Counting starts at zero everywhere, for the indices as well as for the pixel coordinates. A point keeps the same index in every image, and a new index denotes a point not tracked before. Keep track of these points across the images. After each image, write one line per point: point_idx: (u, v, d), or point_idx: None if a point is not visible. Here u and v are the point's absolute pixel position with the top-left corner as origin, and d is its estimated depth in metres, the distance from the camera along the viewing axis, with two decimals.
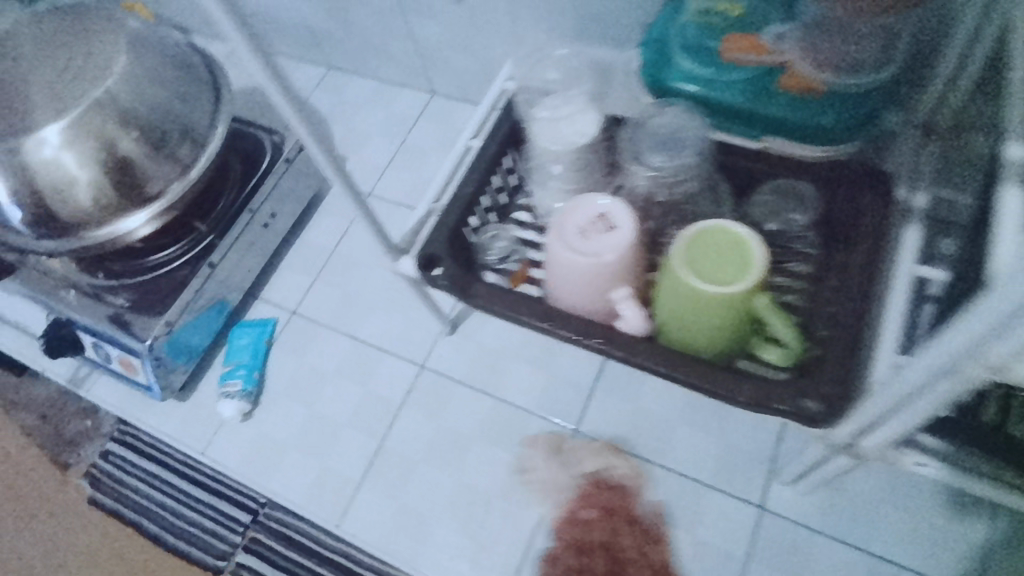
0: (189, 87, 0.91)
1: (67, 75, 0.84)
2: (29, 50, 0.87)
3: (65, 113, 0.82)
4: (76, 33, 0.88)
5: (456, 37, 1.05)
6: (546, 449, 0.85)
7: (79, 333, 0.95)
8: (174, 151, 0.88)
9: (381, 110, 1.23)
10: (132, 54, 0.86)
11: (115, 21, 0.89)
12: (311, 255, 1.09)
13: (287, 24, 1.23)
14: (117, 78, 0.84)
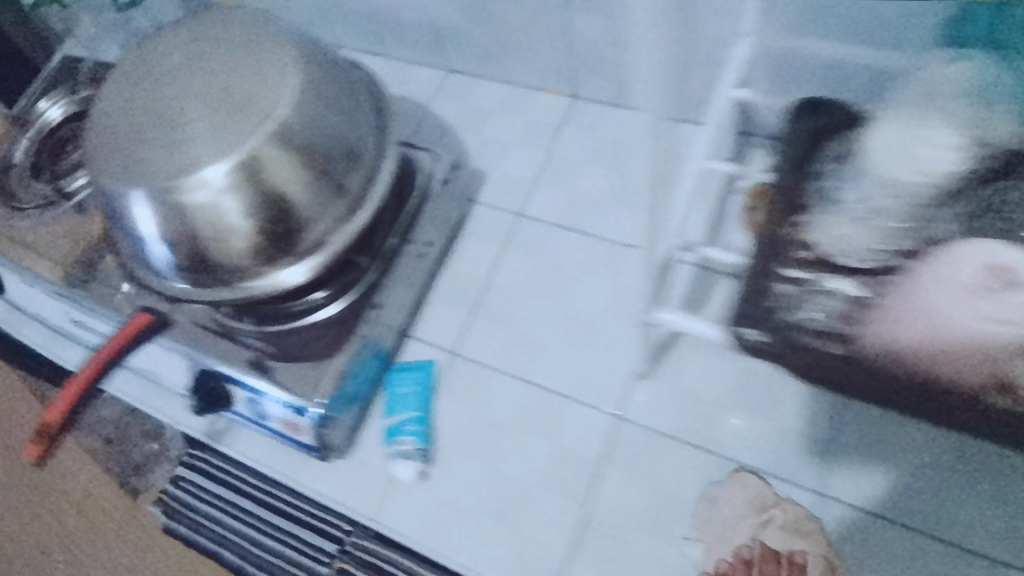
0: (355, 106, 0.79)
1: (228, 104, 0.72)
2: (177, 71, 0.75)
3: (231, 147, 0.70)
4: (230, 49, 0.76)
5: (631, 34, 0.92)
6: (741, 499, 0.78)
7: (230, 385, 0.85)
8: (342, 181, 0.76)
9: (515, 115, 1.09)
10: (303, 74, 0.75)
11: (273, 33, 0.78)
12: (464, 286, 0.98)
13: (408, 23, 1.10)
14: (289, 104, 0.73)
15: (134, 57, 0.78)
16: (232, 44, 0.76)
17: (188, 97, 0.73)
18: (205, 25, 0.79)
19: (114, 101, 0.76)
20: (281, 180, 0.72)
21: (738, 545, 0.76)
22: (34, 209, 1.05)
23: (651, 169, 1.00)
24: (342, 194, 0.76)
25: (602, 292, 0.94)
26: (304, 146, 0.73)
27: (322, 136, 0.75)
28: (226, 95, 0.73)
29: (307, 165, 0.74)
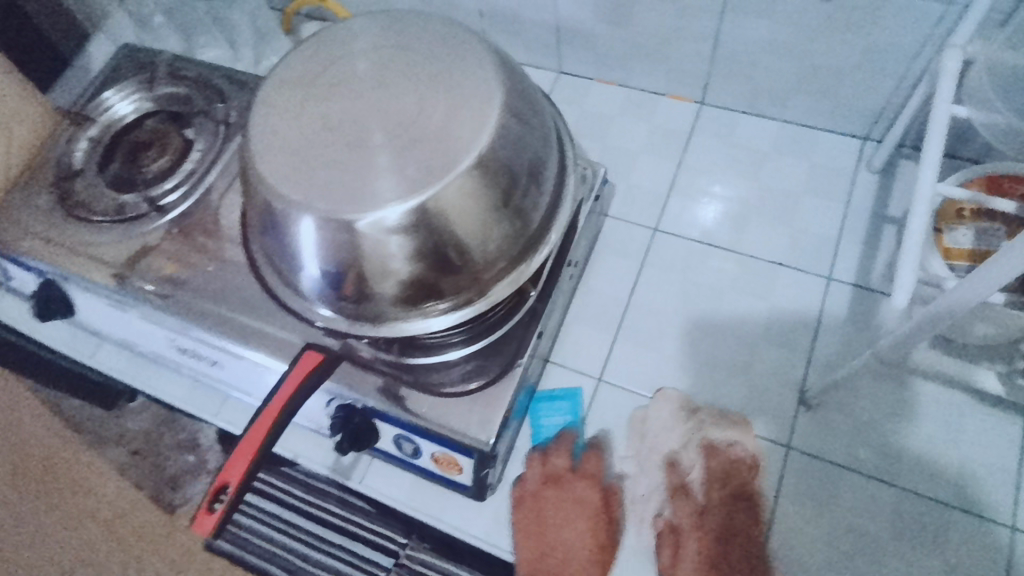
0: (542, 128, 0.72)
1: (418, 122, 0.65)
2: (353, 81, 0.66)
3: (425, 179, 0.62)
4: (416, 61, 0.68)
5: (793, 43, 0.88)
6: (668, 406, 0.85)
7: (377, 421, 0.77)
8: (523, 204, 0.69)
9: (638, 122, 1.04)
10: (502, 93, 0.67)
11: (462, 44, 0.70)
12: (603, 303, 0.92)
13: (528, 21, 1.04)
14: (490, 131, 0.65)
15: (295, 57, 0.70)
16: (413, 48, 0.69)
17: (370, 115, 0.65)
18: (377, 27, 0.71)
19: (275, 107, 0.67)
20: (465, 219, 0.65)
21: (673, 447, 0.83)
22: (109, 221, 0.91)
23: (792, 183, 0.96)
24: (522, 231, 0.70)
25: (756, 314, 0.89)
26: (499, 173, 0.66)
27: (512, 162, 0.67)
28: (416, 117, 0.65)
29: (494, 186, 0.65)
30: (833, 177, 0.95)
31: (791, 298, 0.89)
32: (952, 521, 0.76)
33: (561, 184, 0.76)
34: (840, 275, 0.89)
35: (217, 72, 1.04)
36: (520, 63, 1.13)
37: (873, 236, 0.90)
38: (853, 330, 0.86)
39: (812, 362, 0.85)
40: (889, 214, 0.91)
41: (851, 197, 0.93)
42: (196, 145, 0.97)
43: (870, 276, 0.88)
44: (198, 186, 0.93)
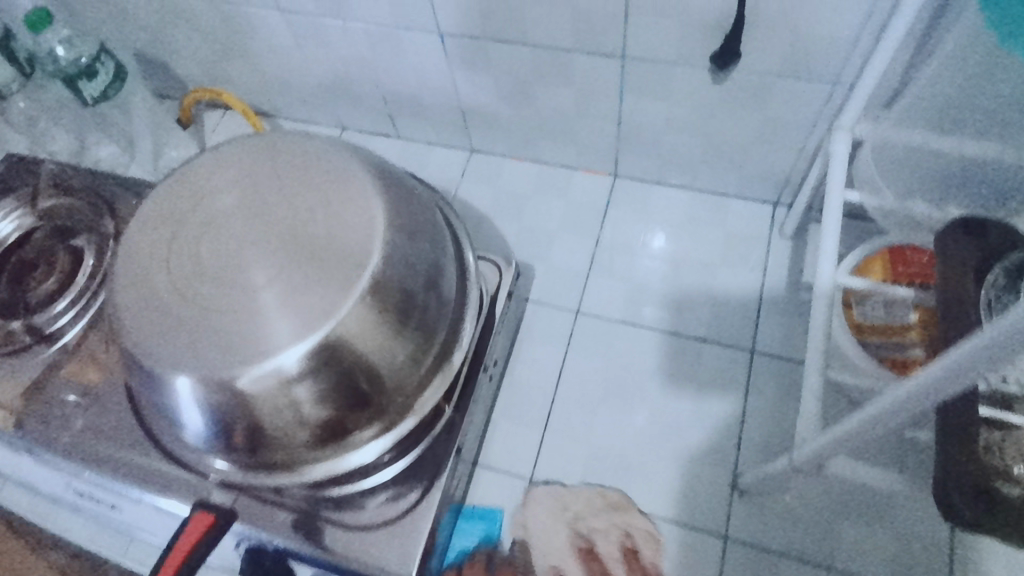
0: (438, 236, 0.67)
1: (299, 246, 0.59)
2: (225, 211, 0.61)
3: (317, 315, 0.56)
4: (289, 184, 0.62)
5: (694, 123, 0.87)
6: (542, 509, 0.82)
7: (291, 563, 0.72)
8: (430, 320, 0.63)
9: (554, 199, 1.03)
10: (384, 210, 0.61)
11: (338, 159, 0.64)
12: (530, 397, 0.89)
13: (431, 105, 1.02)
14: (376, 253, 0.58)
15: (160, 195, 0.64)
16: (287, 165, 0.64)
17: (243, 251, 0.59)
18: (244, 150, 0.65)
19: (141, 256, 0.61)
20: (369, 353, 0.58)
21: (561, 545, 0.80)
22: None
23: (709, 254, 0.95)
24: (431, 350, 0.63)
25: (684, 395, 0.87)
26: (394, 297, 0.59)
27: (413, 279, 0.61)
28: (295, 246, 0.59)
29: (393, 306, 0.59)
30: (749, 245, 0.95)
31: (716, 376, 0.87)
32: None
33: (470, 287, 0.70)
34: (763, 348, 0.88)
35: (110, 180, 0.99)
36: (431, 142, 1.10)
37: (792, 304, 0.90)
38: (780, 403, 0.85)
39: (742, 443, 0.83)
40: (805, 280, 0.91)
41: (767, 265, 0.93)
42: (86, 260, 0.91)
43: (792, 345, 0.88)
44: (91, 304, 0.87)
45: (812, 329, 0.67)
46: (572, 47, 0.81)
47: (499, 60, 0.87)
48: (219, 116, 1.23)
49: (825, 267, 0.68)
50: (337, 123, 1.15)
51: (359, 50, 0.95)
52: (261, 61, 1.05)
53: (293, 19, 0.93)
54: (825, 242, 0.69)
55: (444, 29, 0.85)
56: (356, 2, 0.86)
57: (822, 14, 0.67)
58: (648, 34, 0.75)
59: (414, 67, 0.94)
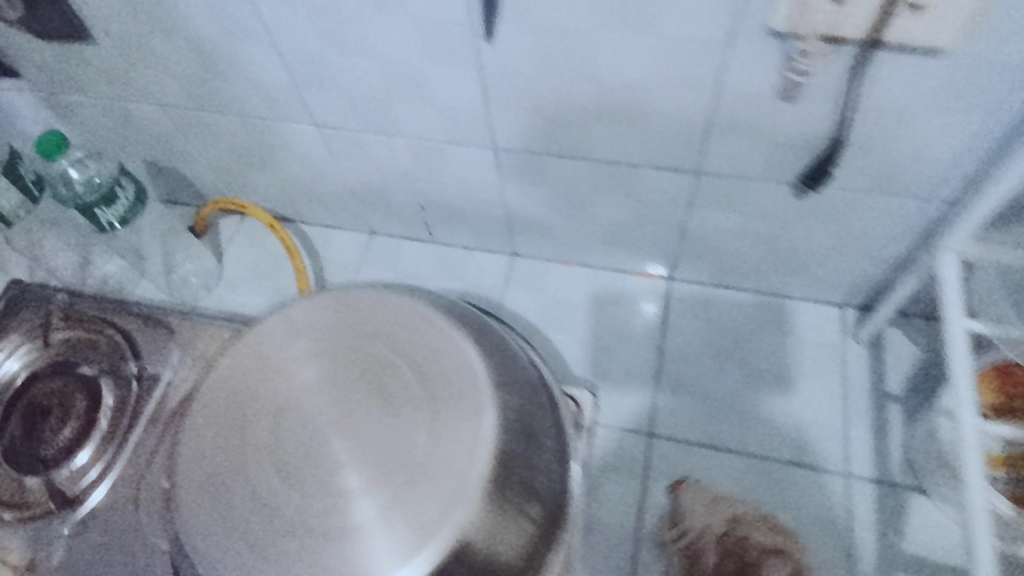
0: (544, 392, 0.58)
1: (398, 437, 0.51)
2: (308, 394, 0.54)
3: (429, 524, 0.48)
4: (377, 356, 0.55)
5: (766, 233, 0.82)
6: (699, 495, 0.82)
7: None
8: (542, 493, 0.54)
9: (609, 307, 0.97)
10: (490, 380, 0.54)
11: (427, 317, 0.57)
12: (609, 537, 0.82)
13: (474, 213, 0.96)
14: (488, 439, 0.51)
15: (224, 368, 0.57)
16: (367, 330, 0.57)
17: (333, 444, 0.51)
18: (318, 311, 0.58)
19: (211, 450, 0.53)
20: (484, 554, 0.50)
21: (712, 532, 0.80)
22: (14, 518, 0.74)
23: (783, 364, 0.89)
24: (548, 534, 0.54)
25: (780, 529, 0.80)
26: (508, 484, 0.51)
27: (526, 459, 0.53)
28: (394, 437, 0.51)
29: (505, 492, 0.51)
30: (824, 354, 0.89)
31: (809, 504, 0.81)
32: None
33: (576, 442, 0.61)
34: (859, 471, 0.82)
35: (121, 307, 0.85)
36: (470, 246, 1.04)
37: (880, 418, 0.84)
38: (884, 537, 0.78)
39: None
40: (890, 391, 0.85)
41: (846, 375, 0.87)
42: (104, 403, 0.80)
43: (887, 467, 0.82)
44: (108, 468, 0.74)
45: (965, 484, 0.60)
46: (639, 163, 0.76)
47: (556, 174, 0.82)
48: (235, 224, 1.14)
49: (964, 411, 0.61)
50: (365, 227, 1.08)
51: (401, 164, 0.89)
52: (288, 172, 0.99)
53: (329, 134, 0.87)
54: (960, 378, 0.62)
55: (498, 144, 0.80)
56: (403, 120, 0.80)
57: (926, 140, 0.63)
58: (728, 153, 0.71)
59: (460, 179, 0.89)
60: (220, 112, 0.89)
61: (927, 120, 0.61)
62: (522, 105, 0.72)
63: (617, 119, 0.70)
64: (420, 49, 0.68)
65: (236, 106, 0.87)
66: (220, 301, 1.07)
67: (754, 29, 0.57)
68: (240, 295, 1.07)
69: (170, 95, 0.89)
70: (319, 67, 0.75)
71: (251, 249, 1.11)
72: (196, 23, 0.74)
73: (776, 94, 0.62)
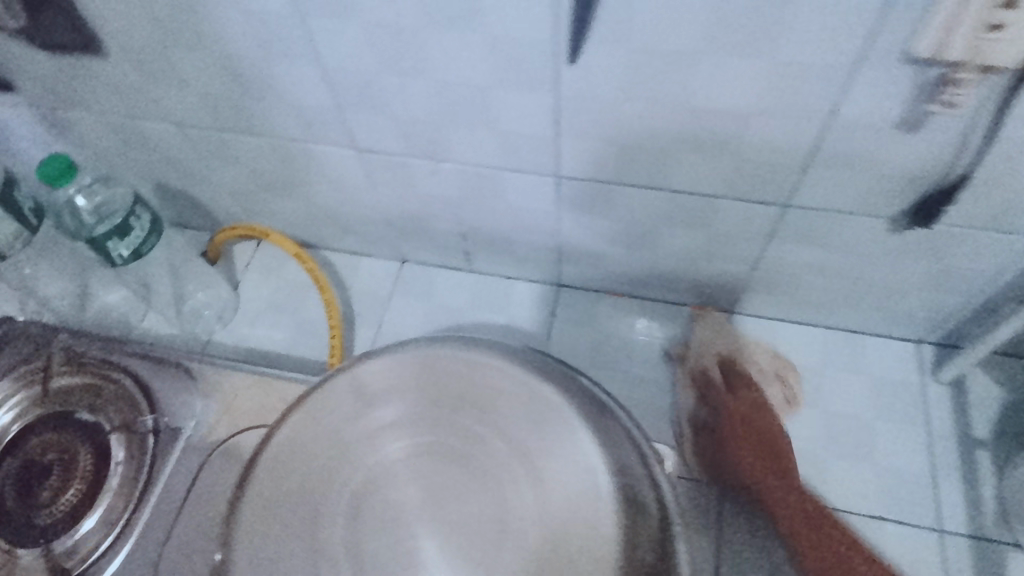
0: (640, 459, 0.48)
1: (508, 541, 0.43)
2: (393, 485, 0.46)
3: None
4: (471, 434, 0.47)
5: (846, 267, 0.77)
6: (704, 323, 0.89)
7: None
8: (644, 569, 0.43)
9: (666, 343, 0.90)
10: (601, 461, 0.46)
11: (523, 381, 0.49)
12: None
13: (522, 242, 0.88)
14: (610, 537, 0.43)
15: (284, 445, 0.48)
16: (455, 401, 0.48)
17: (428, 545, 0.44)
18: (392, 373, 0.49)
19: (279, 554, 0.44)
20: None
21: (716, 356, 0.87)
22: None
23: (859, 406, 0.83)
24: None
25: None
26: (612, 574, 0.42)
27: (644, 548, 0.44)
28: (504, 541, 0.43)
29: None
30: (902, 394, 0.83)
31: (901, 562, 0.75)
32: None
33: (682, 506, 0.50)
34: (952, 525, 0.76)
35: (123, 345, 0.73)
36: (512, 276, 0.97)
37: (968, 467, 0.78)
38: None
39: None
40: (976, 436, 0.80)
41: (928, 418, 0.81)
42: (114, 456, 0.69)
43: (982, 522, 0.75)
44: (127, 534, 0.65)
45: None
46: (719, 194, 0.70)
47: (623, 203, 0.75)
48: (251, 250, 1.05)
49: None
50: (396, 256, 1.00)
51: (449, 191, 0.81)
52: (318, 196, 0.91)
53: (370, 157, 0.79)
54: None
55: (562, 172, 0.73)
56: (457, 144, 0.73)
57: None
58: (826, 185, 0.65)
59: (512, 207, 0.81)
60: (247, 132, 0.81)
61: None
62: (598, 131, 0.65)
63: (706, 147, 0.64)
64: (492, 70, 0.61)
65: (268, 126, 0.79)
66: (236, 335, 0.98)
67: (887, 54, 0.51)
68: (258, 329, 0.98)
69: (192, 114, 0.80)
70: (371, 86, 0.67)
71: (270, 279, 1.02)
72: (234, 37, 0.66)
73: (897, 124, 0.56)
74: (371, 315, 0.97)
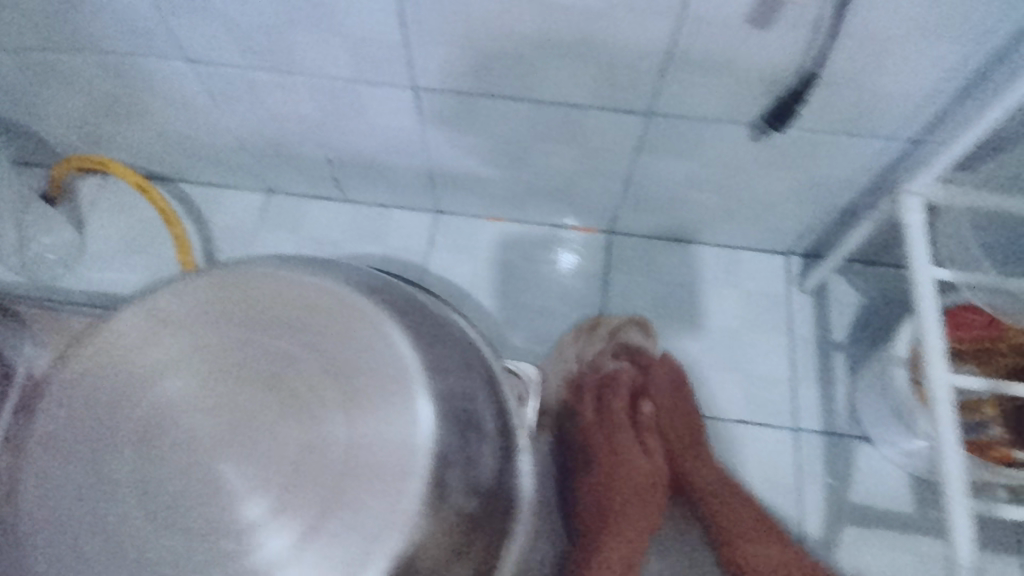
0: (448, 353, 0.47)
1: (312, 442, 0.41)
2: (190, 406, 0.42)
3: (351, 559, 0.39)
4: (271, 345, 0.44)
5: (716, 182, 0.77)
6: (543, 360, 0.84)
7: None
8: (475, 447, 0.44)
9: (546, 267, 0.89)
10: (415, 361, 0.44)
11: (335, 292, 0.46)
12: (554, 516, 0.77)
13: (392, 167, 0.83)
14: (426, 435, 0.42)
15: (73, 381, 0.44)
16: (251, 311, 0.45)
17: (232, 464, 0.41)
18: (188, 295, 0.46)
19: (73, 486, 0.41)
20: (424, 553, 0.40)
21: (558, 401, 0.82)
22: None
23: (729, 318, 0.86)
24: (500, 534, 0.45)
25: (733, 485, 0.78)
26: (433, 455, 0.42)
27: (478, 440, 0.45)
28: (308, 444, 0.41)
29: (429, 465, 0.41)
30: (770, 305, 0.86)
31: (759, 460, 0.79)
32: None
33: (524, 421, 0.53)
34: (807, 423, 0.80)
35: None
36: (389, 204, 0.92)
37: (826, 370, 0.82)
38: (834, 487, 0.77)
39: (804, 537, 0.75)
40: (835, 339, 0.84)
41: (793, 326, 0.85)
42: None
43: (834, 418, 0.80)
44: None
45: None
46: (584, 104, 0.67)
47: (490, 119, 0.72)
48: (100, 186, 0.94)
49: (936, 363, 0.56)
50: (262, 186, 0.92)
51: (302, 110, 0.75)
52: (163, 121, 0.82)
53: (209, 73, 0.71)
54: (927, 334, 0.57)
55: (419, 84, 0.68)
56: (300, 53, 0.66)
57: (897, 69, 0.58)
58: (688, 93, 0.63)
59: (374, 127, 0.76)
60: (63, 43, 0.71)
61: (906, 46, 0.55)
62: (450, 32, 0.60)
63: (563, 51, 0.61)
64: None
65: (84, 36, 0.69)
66: (85, 278, 0.89)
67: None
68: (109, 271, 0.89)
69: (3, 26, 0.70)
70: None
71: (121, 218, 0.92)
72: None
73: (747, 18, 0.55)
74: (238, 251, 0.90)
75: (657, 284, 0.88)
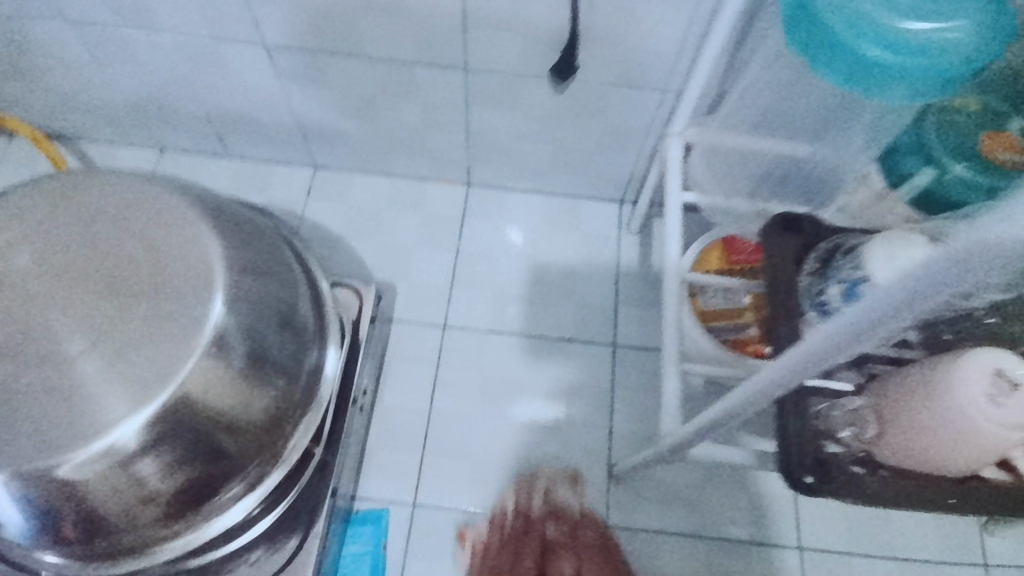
0: (251, 246, 0.59)
1: (123, 302, 0.53)
2: (28, 277, 0.54)
3: (146, 386, 0.50)
4: (99, 234, 0.55)
5: (538, 132, 0.89)
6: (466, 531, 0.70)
7: None
8: (263, 317, 0.56)
9: (409, 214, 1.01)
10: (217, 246, 0.56)
11: (157, 194, 0.58)
12: (404, 421, 0.89)
13: (265, 122, 0.94)
14: (216, 300, 0.54)
15: None
16: (86, 207, 0.56)
17: (59, 317, 0.52)
18: (34, 196, 0.57)
19: None
20: (209, 385, 0.52)
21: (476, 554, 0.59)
22: None
23: (565, 255, 0.99)
24: (294, 392, 0.59)
25: (558, 391, 0.91)
26: (221, 313, 0.53)
27: (268, 311, 0.57)
28: (119, 304, 0.53)
29: (219, 319, 0.53)
30: (601, 243, 0.99)
31: (582, 371, 0.92)
32: (750, 554, 0.84)
33: (327, 309, 0.65)
34: (624, 341, 0.94)
35: None
36: (271, 159, 1.03)
37: (644, 297, 0.96)
38: (642, 392, 0.91)
39: (614, 433, 0.89)
40: (654, 272, 0.98)
41: (620, 261, 0.98)
42: None
43: (647, 336, 0.94)
44: None
45: (668, 314, 0.71)
46: (410, 60, 0.79)
47: (335, 74, 0.83)
48: (6, 142, 1.03)
49: None
50: (154, 143, 1.02)
51: (174, 66, 0.85)
52: (54, 80, 0.91)
53: (87, 32, 0.81)
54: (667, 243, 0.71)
55: (269, 42, 0.79)
56: (160, 12, 0.77)
57: (647, 28, 0.70)
58: (489, 48, 0.76)
59: (241, 84, 0.87)
60: None
61: (645, 8, 0.68)
62: None
63: (379, 11, 0.73)
64: None
65: None
66: None
67: None
68: None
69: None
70: None
71: (24, 171, 1.02)
72: None
73: None
74: None
75: (505, 227, 1.01)
